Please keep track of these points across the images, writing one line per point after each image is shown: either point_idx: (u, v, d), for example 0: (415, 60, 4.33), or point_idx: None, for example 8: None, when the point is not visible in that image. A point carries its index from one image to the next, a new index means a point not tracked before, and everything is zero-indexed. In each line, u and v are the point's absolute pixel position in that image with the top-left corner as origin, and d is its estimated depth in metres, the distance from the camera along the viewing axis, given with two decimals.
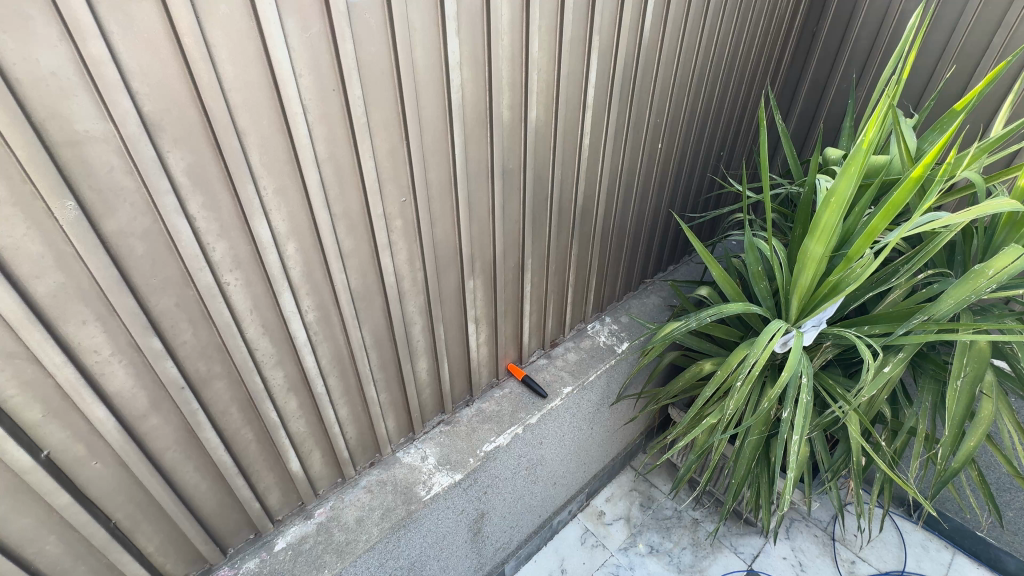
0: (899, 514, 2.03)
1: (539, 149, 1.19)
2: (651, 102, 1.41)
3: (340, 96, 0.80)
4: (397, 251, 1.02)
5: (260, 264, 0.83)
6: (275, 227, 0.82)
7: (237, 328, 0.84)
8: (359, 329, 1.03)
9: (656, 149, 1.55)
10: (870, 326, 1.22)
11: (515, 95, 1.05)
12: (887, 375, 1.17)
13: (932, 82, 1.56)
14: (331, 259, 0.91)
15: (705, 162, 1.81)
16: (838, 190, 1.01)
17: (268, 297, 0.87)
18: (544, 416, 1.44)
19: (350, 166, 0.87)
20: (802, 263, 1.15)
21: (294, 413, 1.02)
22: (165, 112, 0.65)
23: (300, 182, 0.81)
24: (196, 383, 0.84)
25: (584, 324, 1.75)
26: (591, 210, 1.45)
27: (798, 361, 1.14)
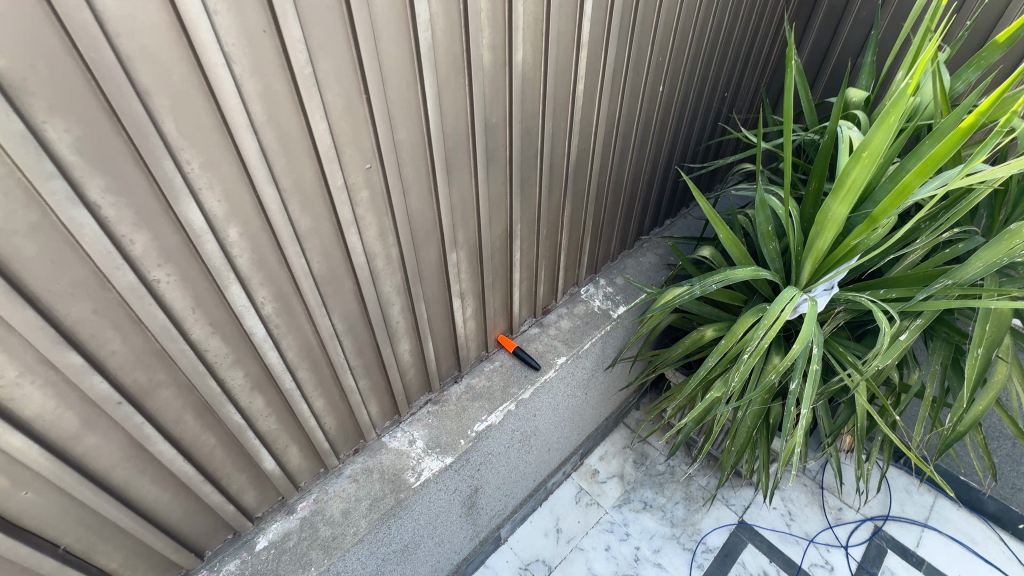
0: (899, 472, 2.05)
1: (527, 98, 1.02)
2: (653, 37, 1.22)
3: (275, 40, 0.63)
4: (367, 227, 0.88)
5: (196, 255, 0.69)
6: (211, 211, 0.67)
7: (178, 331, 0.71)
8: (328, 316, 0.91)
9: (657, 93, 1.38)
10: (886, 291, 1.13)
11: (497, 32, 0.88)
12: (903, 343, 1.09)
13: (965, 7, 1.39)
14: (286, 243, 0.77)
15: (708, 105, 1.64)
16: (872, 142, 0.88)
17: (212, 292, 0.73)
18: (538, 390, 1.36)
19: (298, 130, 0.71)
20: (821, 225, 1.04)
21: (262, 411, 0.91)
22: (29, 69, 0.48)
23: (234, 152, 0.66)
24: (137, 395, 0.72)
25: (578, 288, 1.65)
26: (585, 166, 1.31)
27: (811, 332, 1.06)
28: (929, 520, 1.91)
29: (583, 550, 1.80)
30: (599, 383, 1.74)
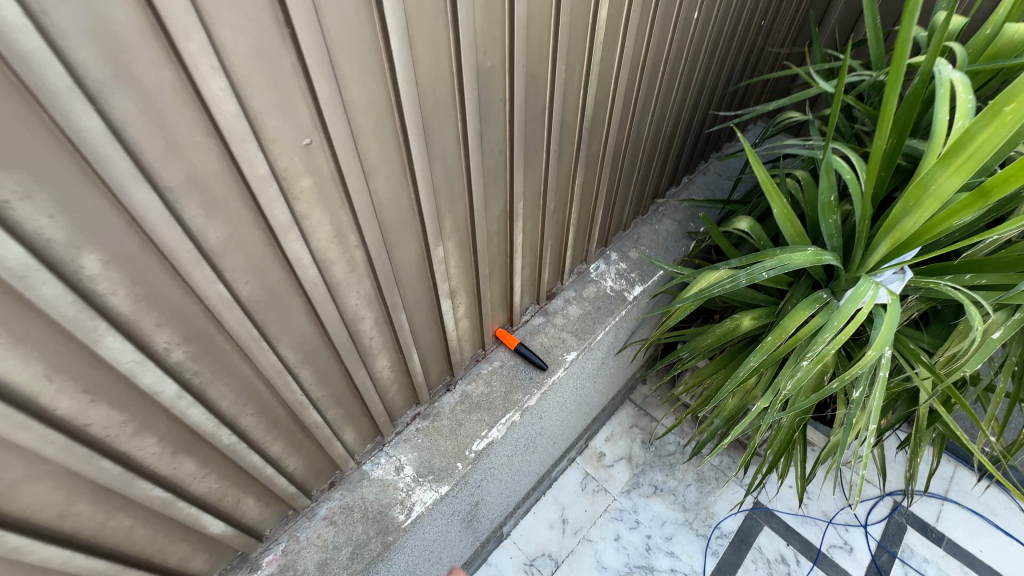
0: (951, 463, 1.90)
1: (533, 33, 0.74)
2: None
3: None
4: (316, 229, 0.62)
5: (34, 303, 0.43)
6: (40, 235, 0.41)
7: (29, 412, 0.47)
8: (274, 349, 0.67)
9: (690, 21, 1.09)
10: (975, 276, 0.91)
11: None
12: (995, 343, 0.89)
13: None
14: (189, 266, 0.51)
15: (744, 37, 1.35)
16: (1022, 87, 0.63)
17: (79, 349, 0.48)
18: (545, 394, 1.16)
19: (179, 93, 0.43)
20: (918, 200, 0.81)
21: (196, 474, 0.69)
22: None
23: (64, 136, 0.39)
24: None
25: (586, 265, 1.41)
26: (601, 121, 1.03)
27: (891, 335, 0.85)
28: (949, 492, 1.83)
29: (591, 542, 1.68)
30: (608, 368, 1.54)
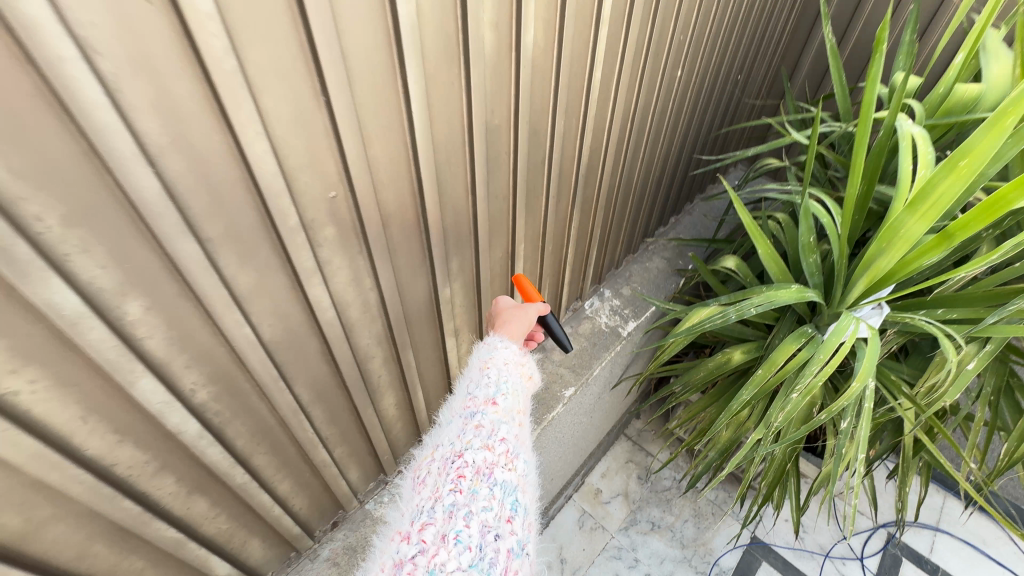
0: (955, 498, 1.91)
1: (536, 90, 0.82)
2: (676, 12, 1.03)
3: (168, 17, 0.39)
4: (337, 274, 0.67)
5: (80, 351, 0.46)
6: (92, 284, 0.44)
7: (61, 454, 0.49)
8: (290, 389, 0.70)
9: (674, 77, 1.19)
10: (946, 311, 0.99)
11: (505, 13, 0.68)
12: (972, 374, 0.94)
13: None
14: (222, 310, 0.55)
15: (723, 90, 1.47)
16: (973, 148, 0.70)
17: (113, 392, 0.51)
18: (544, 430, 1.18)
19: (227, 159, 0.48)
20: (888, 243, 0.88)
21: (206, 514, 0.70)
22: None
23: (123, 198, 0.43)
24: (7, 543, 0.50)
25: (581, 302, 1.46)
26: (596, 165, 1.12)
27: (873, 368, 0.90)
28: (941, 523, 1.85)
29: None
30: (602, 404, 1.54)
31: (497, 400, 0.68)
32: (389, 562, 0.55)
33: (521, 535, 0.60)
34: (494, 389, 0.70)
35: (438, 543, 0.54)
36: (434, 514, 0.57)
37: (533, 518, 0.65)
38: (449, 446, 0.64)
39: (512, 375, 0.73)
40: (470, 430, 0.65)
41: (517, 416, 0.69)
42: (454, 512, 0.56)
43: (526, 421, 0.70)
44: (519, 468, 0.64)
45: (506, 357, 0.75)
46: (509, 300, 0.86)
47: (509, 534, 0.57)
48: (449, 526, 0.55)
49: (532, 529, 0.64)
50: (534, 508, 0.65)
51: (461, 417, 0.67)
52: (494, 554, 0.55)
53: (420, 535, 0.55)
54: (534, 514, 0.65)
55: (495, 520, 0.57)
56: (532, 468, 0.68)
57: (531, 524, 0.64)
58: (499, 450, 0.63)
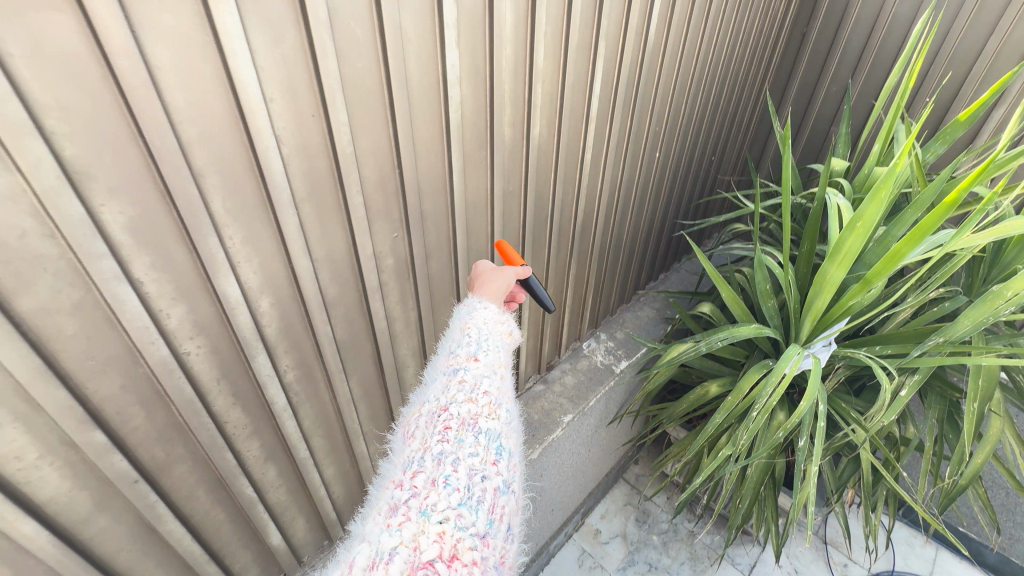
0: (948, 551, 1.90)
1: (541, 166, 1.10)
2: (651, 111, 1.34)
3: (321, 123, 0.66)
4: (389, 293, 0.90)
5: (228, 327, 0.69)
6: (247, 282, 0.68)
7: (200, 404, 0.70)
8: (346, 382, 0.91)
9: (654, 158, 1.49)
10: (881, 347, 1.19)
11: (518, 113, 0.97)
12: (904, 399, 1.12)
13: (926, 84, 1.63)
14: (314, 310, 0.78)
15: (698, 168, 1.78)
16: (865, 214, 0.95)
17: (239, 363, 0.73)
18: (545, 450, 1.35)
19: (335, 207, 0.74)
20: (819, 287, 1.10)
21: (273, 482, 0.88)
22: (94, 156, 0.49)
23: (275, 228, 0.68)
24: (152, 471, 0.69)
25: (579, 343, 1.67)
26: (590, 224, 1.38)
27: (817, 390, 1.08)
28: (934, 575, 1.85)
29: None
30: (603, 441, 1.67)
31: (479, 356, 0.63)
32: (382, 510, 0.53)
33: (508, 475, 0.58)
34: (476, 344, 0.64)
35: (429, 487, 0.52)
36: (424, 462, 0.54)
37: (520, 462, 0.63)
38: (433, 402, 0.59)
39: (494, 332, 0.67)
40: (452, 386, 0.60)
41: (501, 369, 0.64)
42: (443, 460, 0.54)
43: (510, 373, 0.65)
44: (504, 416, 0.61)
45: (486, 315, 0.69)
46: (488, 262, 0.79)
47: (497, 475, 0.56)
48: (438, 473, 0.53)
49: (520, 472, 0.62)
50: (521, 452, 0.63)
51: (443, 373, 0.62)
52: (483, 495, 0.53)
53: (411, 482, 0.53)
54: (522, 458, 0.63)
55: (482, 465, 0.55)
56: (517, 416, 0.65)
57: (519, 468, 0.62)
58: (483, 401, 0.59)
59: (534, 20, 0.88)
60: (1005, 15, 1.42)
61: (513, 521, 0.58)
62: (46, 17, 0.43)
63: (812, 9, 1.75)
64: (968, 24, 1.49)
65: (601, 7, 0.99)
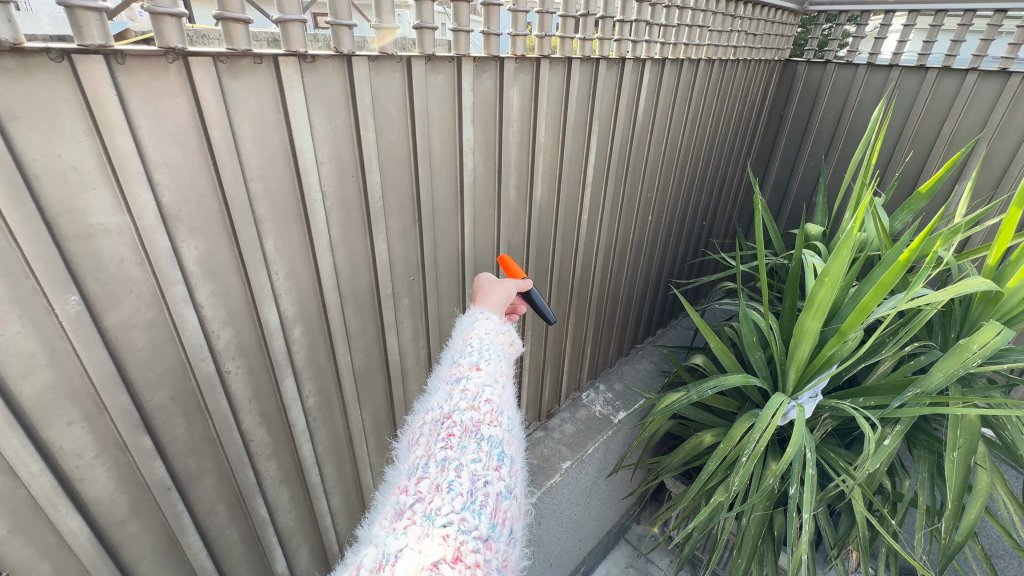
0: None
1: (542, 224, 1.24)
2: (642, 179, 1.50)
3: (358, 181, 0.80)
4: (403, 329, 1.02)
5: (264, 351, 0.79)
6: (284, 312, 0.79)
7: (233, 420, 0.78)
8: (359, 411, 1.00)
9: (647, 220, 1.63)
10: (865, 399, 1.24)
11: (522, 178, 1.12)
12: (889, 448, 1.16)
13: (893, 161, 1.81)
14: (337, 341, 0.88)
15: (689, 231, 1.93)
16: (831, 270, 1.07)
17: (269, 385, 0.82)
18: (544, 495, 1.38)
19: (363, 251, 0.87)
20: (798, 338, 1.19)
21: (284, 506, 0.94)
22: (184, 202, 0.63)
23: (312, 266, 0.80)
24: (183, 482, 0.76)
25: (579, 393, 1.76)
26: (588, 278, 1.50)
27: (802, 436, 1.13)
28: None
29: None
30: (604, 495, 1.67)
31: (481, 365, 0.60)
32: (386, 518, 0.48)
33: (512, 483, 0.53)
34: (478, 354, 0.62)
35: (432, 493, 0.48)
36: (427, 468, 0.50)
37: (524, 472, 0.58)
38: (436, 409, 0.56)
39: (496, 343, 0.65)
40: (455, 394, 0.56)
41: (503, 378, 0.61)
42: (446, 465, 0.50)
43: (513, 383, 0.62)
44: (508, 424, 0.57)
45: (487, 327, 0.67)
46: (489, 275, 0.82)
47: (501, 480, 0.51)
48: (441, 478, 0.49)
49: (524, 481, 0.57)
50: (524, 462, 0.58)
51: (446, 382, 0.59)
52: (487, 499, 0.49)
53: (414, 488, 0.49)
54: (526, 467, 0.58)
55: (486, 470, 0.51)
56: (521, 425, 0.61)
57: (523, 477, 0.57)
58: (487, 408, 0.56)
59: (537, 104, 1.05)
60: (954, 105, 1.62)
61: (518, 531, 0.53)
62: (169, 100, 0.57)
63: (787, 96, 1.99)
64: (923, 112, 1.69)
65: (595, 94, 1.18)
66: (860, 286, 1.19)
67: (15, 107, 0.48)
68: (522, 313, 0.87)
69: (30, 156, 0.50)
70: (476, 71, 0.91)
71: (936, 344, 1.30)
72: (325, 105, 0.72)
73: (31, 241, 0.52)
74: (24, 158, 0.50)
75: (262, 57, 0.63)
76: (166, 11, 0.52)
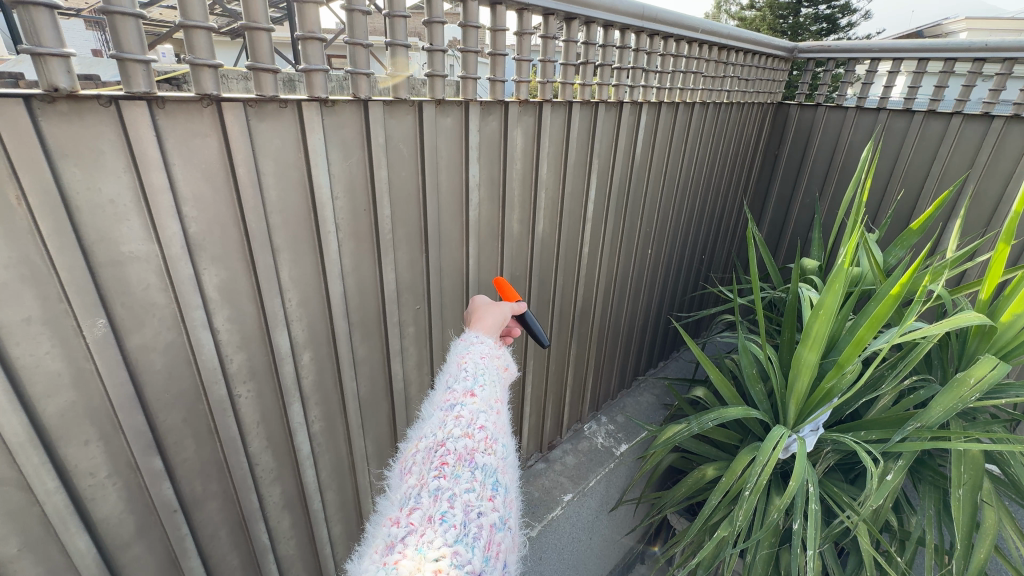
0: None
1: (544, 256, 1.28)
2: (642, 214, 1.55)
3: (369, 214, 0.85)
4: (407, 356, 1.04)
5: (274, 375, 0.82)
6: (294, 337, 0.82)
7: (240, 443, 0.80)
8: (362, 438, 1.02)
9: (647, 254, 1.68)
10: (866, 432, 1.24)
11: (525, 213, 1.17)
12: (892, 483, 1.15)
13: (885, 202, 1.86)
14: (344, 367, 0.91)
15: (689, 265, 1.97)
16: (825, 302, 1.10)
17: (277, 409, 0.84)
18: (545, 528, 1.37)
19: (372, 280, 0.90)
20: (796, 370, 1.20)
21: (285, 532, 0.95)
22: (208, 233, 0.67)
23: (323, 293, 0.84)
24: (188, 505, 0.78)
25: (581, 425, 1.76)
26: (589, 310, 1.52)
27: (804, 469, 1.12)
28: None
29: None
30: (607, 531, 1.64)
31: (476, 391, 0.62)
32: (377, 550, 0.49)
33: (505, 513, 0.54)
34: (473, 379, 0.63)
35: (425, 524, 0.49)
36: (420, 499, 0.51)
37: (516, 502, 0.59)
38: (429, 436, 0.57)
39: (491, 367, 0.67)
40: (449, 420, 0.58)
41: (497, 404, 0.62)
42: (439, 496, 0.51)
43: (507, 409, 0.63)
44: (501, 452, 0.58)
45: (482, 350, 0.69)
46: (484, 298, 0.83)
47: (494, 511, 0.52)
48: (435, 509, 0.50)
49: (516, 510, 0.59)
50: (517, 491, 0.59)
51: (439, 408, 0.60)
52: (480, 531, 0.50)
53: (406, 519, 0.50)
54: (518, 496, 0.60)
55: (480, 500, 0.52)
56: (513, 453, 0.62)
57: (515, 506, 0.58)
58: (480, 435, 0.57)
59: (539, 144, 1.12)
60: (942, 146, 1.69)
61: (510, 563, 0.54)
62: (201, 139, 0.63)
63: (780, 136, 2.07)
64: (913, 153, 1.76)
65: (594, 135, 1.24)
66: (856, 319, 1.22)
67: (64, 145, 0.53)
68: (515, 335, 0.90)
69: (74, 190, 0.55)
70: (483, 113, 0.98)
71: (936, 379, 1.31)
72: (341, 145, 0.77)
73: (67, 266, 0.56)
74: (68, 191, 0.54)
75: (287, 103, 0.69)
76: (205, 62, 0.59)
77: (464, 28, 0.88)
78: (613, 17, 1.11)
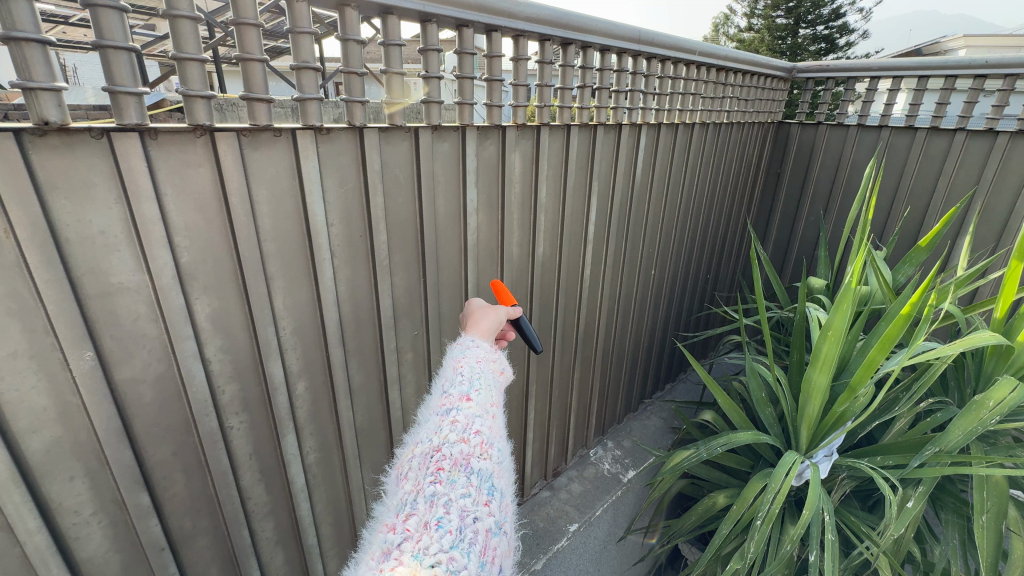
0: None
1: (546, 279, 1.27)
2: (644, 234, 1.54)
3: (366, 240, 0.85)
4: (405, 384, 1.02)
5: (267, 405, 0.80)
6: (287, 366, 0.80)
7: (232, 477, 0.78)
8: (359, 469, 0.99)
9: (650, 273, 1.66)
10: (882, 458, 1.19)
11: (525, 237, 1.16)
12: (912, 511, 1.09)
13: (891, 220, 1.84)
14: (340, 396, 0.89)
15: (694, 284, 1.95)
16: (834, 323, 1.07)
17: (270, 441, 0.82)
18: (550, 561, 1.32)
19: (368, 306, 0.89)
20: (807, 393, 1.16)
21: (279, 569, 0.92)
22: (201, 262, 0.66)
23: (319, 322, 0.83)
24: (177, 542, 0.75)
25: (587, 450, 1.71)
26: (591, 334, 1.50)
27: (819, 498, 1.06)
28: None
29: None
30: (615, 562, 1.57)
31: (472, 396, 0.58)
32: (372, 558, 0.46)
33: (501, 519, 0.51)
34: (469, 383, 0.60)
35: (421, 530, 0.46)
36: (416, 504, 0.48)
37: (514, 508, 0.56)
38: (424, 441, 0.54)
39: (487, 371, 0.64)
40: (444, 425, 0.55)
41: (493, 408, 0.59)
42: (435, 501, 0.48)
43: (504, 413, 0.60)
44: (497, 457, 0.55)
45: (478, 354, 0.66)
46: (481, 301, 0.80)
47: (490, 516, 0.49)
48: (430, 514, 0.47)
49: (514, 516, 0.55)
50: (516, 497, 0.56)
51: (435, 413, 0.57)
52: (476, 537, 0.47)
53: (402, 525, 0.47)
54: (517, 503, 0.56)
55: (476, 505, 0.49)
56: (510, 458, 0.59)
57: (513, 511, 0.55)
58: (476, 440, 0.54)
59: (538, 167, 1.11)
60: (947, 161, 1.67)
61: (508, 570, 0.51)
62: (194, 169, 0.62)
63: (782, 155, 2.07)
64: (918, 167, 1.74)
65: (592, 158, 1.24)
66: (868, 340, 1.18)
67: (55, 178, 0.53)
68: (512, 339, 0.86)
69: (64, 223, 0.54)
70: (479, 138, 0.98)
71: (953, 401, 1.26)
72: (337, 172, 0.77)
73: (54, 298, 0.55)
74: (58, 224, 0.54)
75: (281, 131, 0.69)
76: (198, 94, 0.59)
77: (460, 55, 0.88)
78: (608, 41, 1.11)
